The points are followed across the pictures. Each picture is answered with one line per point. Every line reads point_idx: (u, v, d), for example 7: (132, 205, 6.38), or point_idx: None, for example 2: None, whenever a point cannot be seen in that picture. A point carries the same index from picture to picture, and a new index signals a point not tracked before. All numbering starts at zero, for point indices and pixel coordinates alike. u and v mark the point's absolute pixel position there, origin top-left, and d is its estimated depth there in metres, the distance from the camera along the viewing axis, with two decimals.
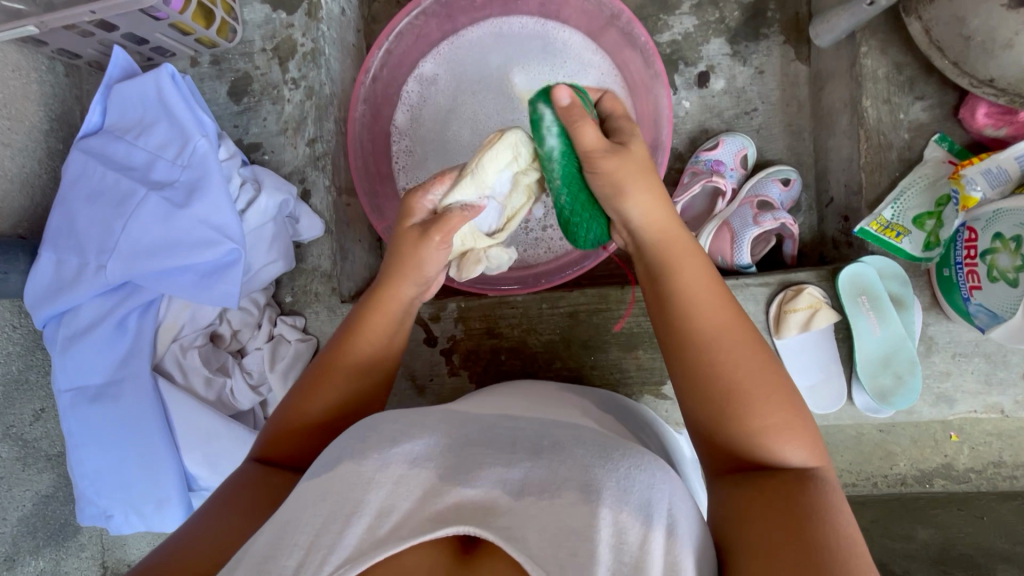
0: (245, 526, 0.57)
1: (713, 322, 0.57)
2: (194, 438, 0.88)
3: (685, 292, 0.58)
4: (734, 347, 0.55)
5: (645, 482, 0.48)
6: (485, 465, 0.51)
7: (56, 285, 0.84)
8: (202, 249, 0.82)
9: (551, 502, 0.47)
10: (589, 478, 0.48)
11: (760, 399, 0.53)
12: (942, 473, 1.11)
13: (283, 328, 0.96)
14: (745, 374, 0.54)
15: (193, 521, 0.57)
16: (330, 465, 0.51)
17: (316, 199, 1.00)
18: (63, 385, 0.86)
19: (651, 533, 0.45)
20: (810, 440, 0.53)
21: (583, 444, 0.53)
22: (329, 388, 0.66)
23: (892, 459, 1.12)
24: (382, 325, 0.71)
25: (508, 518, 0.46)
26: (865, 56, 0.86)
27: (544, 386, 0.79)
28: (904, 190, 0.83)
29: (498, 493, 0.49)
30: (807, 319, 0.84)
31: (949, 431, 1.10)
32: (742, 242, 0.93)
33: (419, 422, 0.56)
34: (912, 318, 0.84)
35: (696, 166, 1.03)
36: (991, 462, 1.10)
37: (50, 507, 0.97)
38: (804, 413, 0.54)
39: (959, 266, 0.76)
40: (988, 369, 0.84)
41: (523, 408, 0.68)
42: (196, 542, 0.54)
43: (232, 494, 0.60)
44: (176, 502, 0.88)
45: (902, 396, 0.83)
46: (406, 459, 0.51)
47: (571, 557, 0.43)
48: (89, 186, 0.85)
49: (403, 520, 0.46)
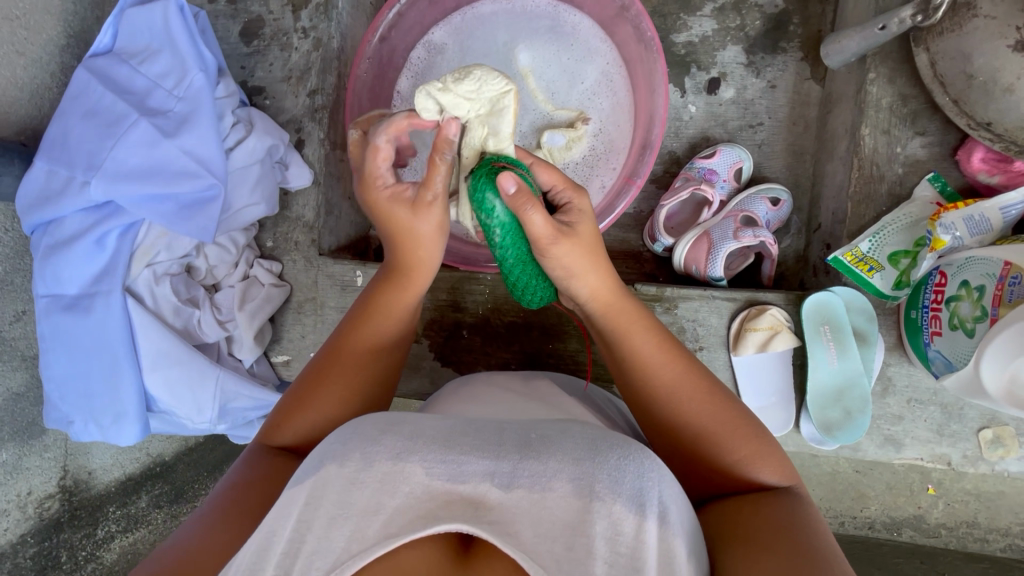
0: (239, 533, 0.56)
1: (673, 377, 0.61)
2: (158, 361, 0.92)
3: (637, 349, 0.63)
4: (693, 399, 0.60)
5: (635, 471, 0.50)
6: (471, 456, 0.52)
7: (45, 194, 0.87)
8: (184, 181, 0.85)
9: (542, 495, 0.49)
10: (581, 471, 0.50)
11: (730, 435, 0.58)
12: (912, 525, 1.08)
13: (259, 272, 1.00)
14: (714, 417, 0.59)
15: (187, 527, 0.57)
16: (314, 468, 0.51)
17: (308, 149, 1.02)
18: (41, 291, 0.90)
19: (645, 520, 0.47)
20: (780, 462, 0.58)
21: (570, 437, 0.54)
22: (331, 381, 0.67)
23: (863, 501, 1.10)
24: (399, 304, 0.71)
25: (498, 513, 0.47)
26: (871, 82, 0.83)
27: (505, 377, 0.78)
28: (886, 225, 0.81)
29: (488, 486, 0.50)
30: (765, 340, 0.84)
31: (926, 484, 1.07)
32: (718, 254, 0.92)
33: (400, 423, 0.55)
34: (872, 356, 0.82)
35: (689, 172, 1.01)
36: (964, 521, 1.07)
37: (19, 404, 1.02)
38: (770, 437, 0.60)
39: (925, 310, 0.75)
40: (941, 420, 0.82)
41: (505, 412, 0.68)
42: (198, 553, 0.53)
43: (241, 487, 0.61)
44: (133, 420, 0.93)
45: (847, 431, 0.82)
46: (391, 455, 0.51)
47: (568, 551, 0.45)
48: (87, 103, 0.86)
49: (392, 518, 0.47)
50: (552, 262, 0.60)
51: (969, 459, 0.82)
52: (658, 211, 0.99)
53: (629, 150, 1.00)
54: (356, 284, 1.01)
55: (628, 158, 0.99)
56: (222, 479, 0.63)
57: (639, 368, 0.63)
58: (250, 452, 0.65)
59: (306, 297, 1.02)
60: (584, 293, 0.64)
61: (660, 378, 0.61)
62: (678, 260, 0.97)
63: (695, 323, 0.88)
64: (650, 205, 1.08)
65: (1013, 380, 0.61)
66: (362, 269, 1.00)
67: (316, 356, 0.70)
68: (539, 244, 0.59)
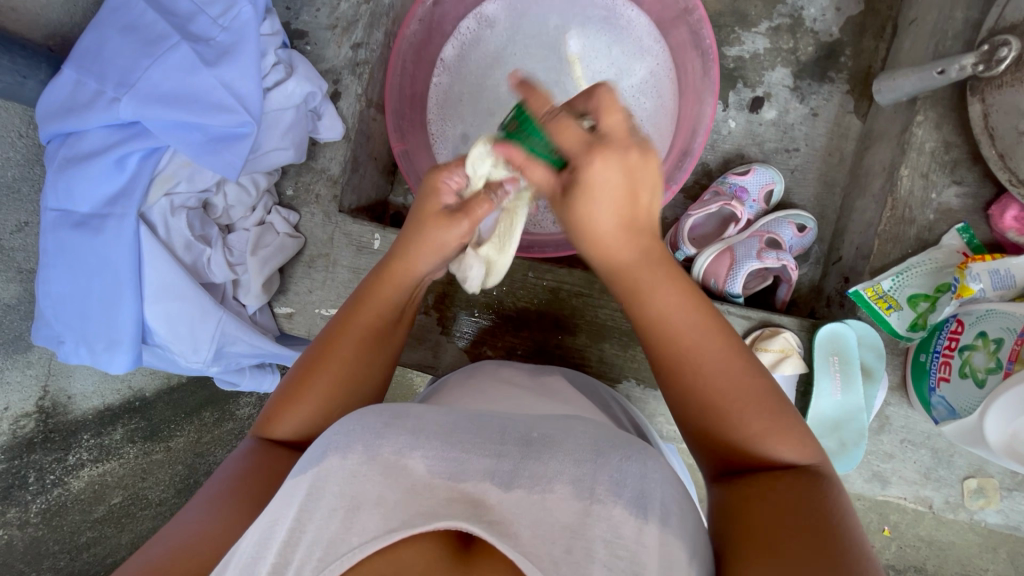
0: (241, 516, 0.56)
1: (687, 341, 0.60)
2: (162, 294, 0.90)
3: (654, 309, 0.62)
4: (710, 369, 0.58)
5: (637, 473, 0.50)
6: (472, 454, 0.52)
7: (69, 105, 0.83)
8: (217, 113, 0.82)
9: (543, 496, 0.49)
10: (581, 473, 0.50)
11: (749, 410, 0.56)
12: None
13: (275, 219, 0.98)
14: (729, 389, 0.57)
15: (188, 516, 0.56)
16: (315, 461, 0.50)
17: (343, 102, 1.00)
18: (51, 204, 0.87)
19: (646, 526, 0.46)
20: (800, 440, 0.55)
21: (573, 436, 0.54)
22: (330, 365, 0.66)
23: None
24: (387, 294, 0.71)
25: (497, 513, 0.47)
26: (918, 124, 0.84)
27: (512, 372, 0.77)
28: (911, 266, 0.82)
29: (488, 485, 0.50)
30: (774, 362, 0.84)
31: (882, 525, 1.06)
32: (739, 272, 0.92)
33: (406, 416, 0.55)
34: (875, 393, 0.83)
35: (720, 186, 1.01)
36: (914, 566, 1.10)
37: (9, 316, 0.99)
38: (791, 415, 0.57)
39: (936, 355, 0.76)
40: (930, 464, 0.84)
41: (508, 406, 0.66)
42: (202, 538, 0.53)
43: (237, 480, 0.59)
44: (126, 349, 0.91)
45: (839, 462, 0.84)
46: (394, 449, 0.51)
47: (565, 553, 0.45)
48: (126, 18, 0.83)
49: (398, 510, 0.46)
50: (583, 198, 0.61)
51: (950, 505, 0.84)
52: (685, 219, 0.99)
53: (666, 155, 0.99)
54: (372, 247, 1.00)
55: (665, 163, 0.98)
56: (219, 467, 0.62)
57: (660, 330, 0.61)
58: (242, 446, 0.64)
59: (320, 252, 1.00)
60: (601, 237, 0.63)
61: (680, 340, 0.60)
62: (697, 271, 0.96)
63: None
64: (675, 213, 1.08)
65: (1014, 436, 0.63)
66: (381, 233, 0.99)
67: (309, 345, 0.70)
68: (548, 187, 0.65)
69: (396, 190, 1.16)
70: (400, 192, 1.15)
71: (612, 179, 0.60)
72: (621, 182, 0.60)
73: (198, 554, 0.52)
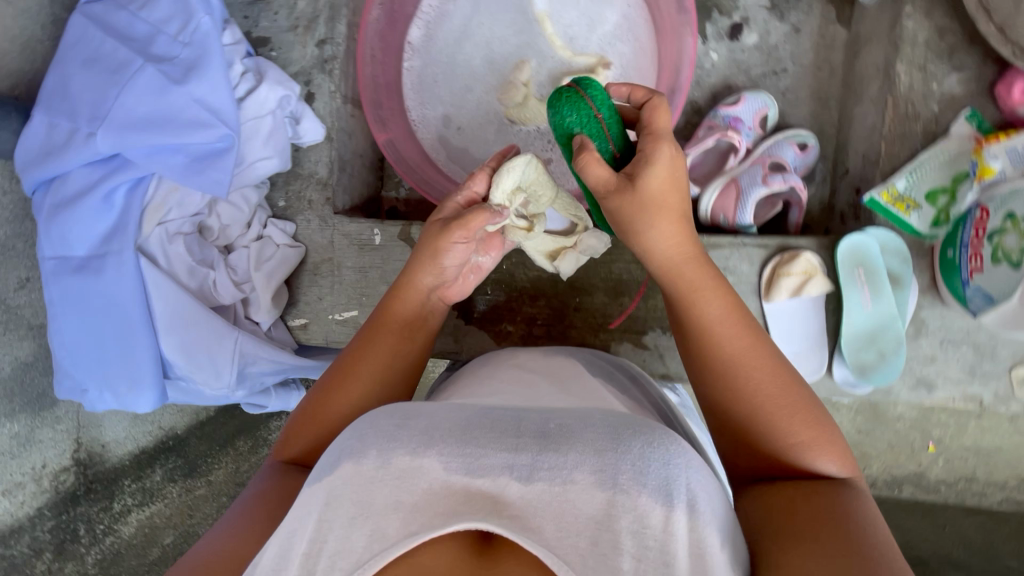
0: (257, 535, 0.55)
1: (738, 344, 0.59)
2: (174, 324, 0.89)
3: (706, 312, 0.61)
4: (760, 374, 0.57)
5: (660, 459, 0.47)
6: (489, 448, 0.49)
7: (47, 149, 0.81)
8: (195, 130, 0.80)
9: (564, 488, 0.46)
10: (603, 463, 0.47)
11: (792, 419, 0.56)
12: (912, 482, 1.13)
13: (272, 232, 0.97)
14: (776, 395, 0.56)
15: (213, 533, 0.56)
16: (328, 469, 0.49)
17: (319, 103, 0.98)
18: (47, 252, 0.85)
19: (673, 514, 0.45)
20: (839, 449, 0.55)
21: (592, 427, 0.50)
22: (352, 384, 0.65)
23: (866, 460, 1.13)
24: (398, 311, 0.71)
25: (517, 508, 0.46)
26: (907, 16, 0.81)
27: (530, 357, 0.75)
28: (923, 163, 0.80)
29: (507, 480, 0.47)
30: (798, 286, 0.83)
31: (927, 442, 1.10)
32: (747, 201, 0.90)
33: (417, 416, 0.52)
34: (905, 299, 0.82)
35: (713, 121, 0.99)
36: (965, 477, 1.10)
37: (29, 374, 0.98)
38: (830, 425, 0.57)
39: (964, 248, 0.74)
40: (974, 360, 0.82)
41: (521, 399, 0.63)
42: (216, 558, 0.52)
43: (255, 499, 0.59)
44: (149, 385, 0.90)
45: (882, 373, 0.81)
46: (409, 450, 0.48)
47: (592, 546, 0.44)
48: (87, 51, 0.81)
49: (416, 513, 0.45)
50: (642, 196, 0.60)
51: (1000, 398, 0.82)
52: None
53: None
54: (374, 243, 0.98)
55: None
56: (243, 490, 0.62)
57: (707, 332, 0.60)
58: (263, 471, 0.64)
59: (323, 257, 0.99)
60: (653, 244, 0.62)
61: (728, 346, 0.59)
62: (705, 210, 0.94)
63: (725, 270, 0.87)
64: None
65: None
66: (380, 227, 0.98)
67: (331, 363, 0.69)
68: (602, 188, 0.61)
69: (387, 186, 1.14)
70: (392, 186, 1.13)
71: (661, 177, 0.60)
72: (669, 183, 0.60)
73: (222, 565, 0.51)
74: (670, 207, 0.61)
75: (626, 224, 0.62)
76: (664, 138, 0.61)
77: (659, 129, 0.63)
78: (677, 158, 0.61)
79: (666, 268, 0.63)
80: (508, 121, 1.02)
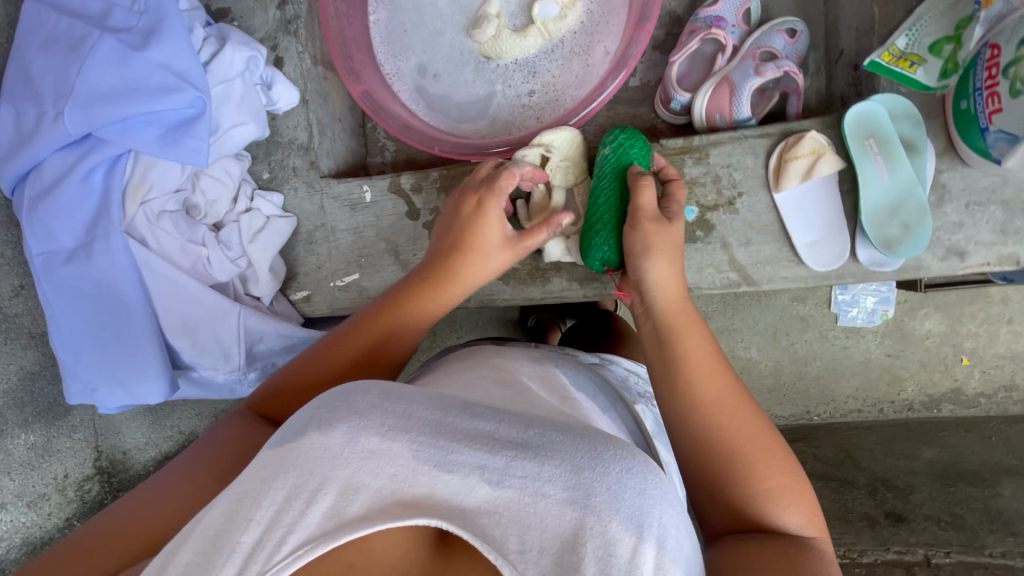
0: (200, 493, 0.55)
1: (710, 390, 0.57)
2: (174, 307, 0.88)
3: (683, 353, 0.60)
4: (733, 420, 0.56)
5: (636, 488, 0.43)
6: (462, 449, 0.45)
7: (18, 140, 0.79)
8: (163, 96, 0.78)
9: (534, 500, 0.42)
10: (578, 478, 0.43)
11: (762, 467, 0.53)
12: (952, 398, 1.25)
13: (261, 204, 0.93)
14: (750, 443, 0.55)
15: (161, 474, 0.58)
16: (294, 435, 0.45)
17: (288, 66, 0.96)
18: (35, 249, 0.83)
19: (642, 545, 0.41)
20: (809, 506, 0.53)
21: (570, 440, 0.46)
22: (354, 348, 0.67)
23: (902, 383, 1.26)
24: (434, 279, 0.71)
25: (481, 515, 0.42)
26: None
27: (514, 358, 0.72)
28: (921, 16, 0.77)
29: (476, 482, 0.43)
30: (809, 167, 0.80)
31: (960, 356, 1.23)
32: (743, 93, 0.87)
33: (396, 397, 0.48)
34: (924, 164, 0.78)
35: (694, 24, 0.94)
36: (1003, 385, 1.23)
37: (37, 383, 0.96)
38: (802, 478, 0.54)
39: (979, 94, 0.70)
40: (1004, 218, 0.77)
41: (502, 400, 0.61)
42: (161, 507, 0.54)
43: (214, 446, 0.60)
44: (156, 374, 0.87)
45: (909, 244, 0.77)
46: (379, 431, 0.44)
47: (555, 566, 0.40)
48: (43, 33, 0.79)
49: (371, 502, 0.42)
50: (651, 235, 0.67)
51: None
52: (668, 68, 0.93)
53: (629, 6, 0.92)
54: (365, 201, 0.95)
55: (630, 13, 0.92)
56: (206, 432, 0.63)
57: (681, 370, 0.59)
58: (231, 415, 0.65)
59: (316, 224, 0.97)
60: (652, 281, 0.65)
61: (700, 388, 0.58)
62: (699, 114, 0.90)
63: (730, 167, 0.84)
64: (657, 73, 1.02)
65: None
66: (369, 183, 0.95)
67: (336, 324, 0.70)
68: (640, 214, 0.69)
69: (372, 151, 1.10)
70: (376, 151, 1.10)
71: (669, 235, 0.68)
72: (670, 245, 0.68)
73: (156, 527, 0.53)
74: (669, 264, 0.66)
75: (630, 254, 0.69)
76: (671, 211, 0.71)
77: (669, 204, 0.73)
78: (676, 229, 0.70)
79: (649, 308, 0.64)
80: (483, 59, 0.98)
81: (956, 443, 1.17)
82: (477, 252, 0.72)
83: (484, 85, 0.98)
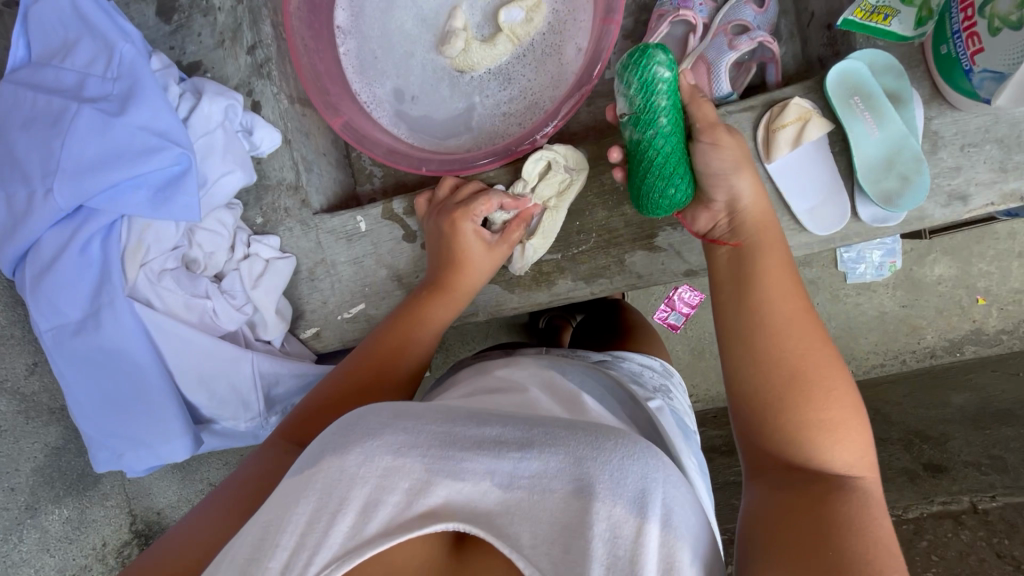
0: (229, 527, 0.55)
1: (786, 309, 0.57)
2: (187, 364, 0.88)
3: (756, 275, 0.61)
4: (785, 314, 0.57)
5: (639, 472, 0.45)
6: (471, 454, 0.47)
7: (13, 221, 0.80)
8: (147, 157, 0.78)
9: (543, 496, 0.44)
10: (580, 471, 0.45)
11: (815, 382, 0.53)
12: (973, 339, 1.23)
13: (259, 248, 0.94)
14: (804, 339, 0.55)
15: (190, 516, 0.58)
16: (312, 460, 0.47)
17: (266, 108, 0.96)
18: (43, 326, 0.83)
19: (646, 524, 0.42)
20: (856, 440, 0.52)
21: (573, 431, 0.48)
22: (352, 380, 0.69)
23: (921, 332, 1.25)
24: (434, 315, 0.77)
25: (496, 515, 0.44)
26: None
27: (520, 361, 0.72)
28: None
29: (488, 486, 0.45)
30: (797, 133, 0.79)
31: (974, 296, 1.22)
32: (720, 71, 0.86)
33: (407, 414, 0.50)
34: (912, 115, 0.77)
35: (661, 8, 0.94)
36: (1020, 321, 1.21)
37: (63, 458, 0.97)
38: (861, 423, 0.53)
39: (958, 37, 0.70)
40: (1001, 156, 0.76)
41: (502, 404, 0.61)
42: (190, 545, 0.54)
43: (239, 480, 0.60)
44: (180, 433, 0.88)
45: (909, 197, 0.77)
46: (391, 449, 0.46)
47: (564, 554, 0.41)
48: (23, 114, 0.80)
49: (390, 517, 0.43)
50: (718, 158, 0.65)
51: None
52: None
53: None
54: (360, 231, 0.95)
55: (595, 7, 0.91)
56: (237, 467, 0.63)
57: (753, 292, 0.59)
58: (262, 445, 0.65)
59: (315, 261, 0.97)
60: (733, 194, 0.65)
61: (773, 310, 0.58)
62: None
63: None
64: None
65: None
66: (362, 213, 0.95)
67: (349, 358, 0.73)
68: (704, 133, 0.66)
69: (360, 180, 1.10)
70: (364, 180, 1.10)
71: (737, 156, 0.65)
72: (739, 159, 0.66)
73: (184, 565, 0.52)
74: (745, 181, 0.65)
75: (713, 167, 0.65)
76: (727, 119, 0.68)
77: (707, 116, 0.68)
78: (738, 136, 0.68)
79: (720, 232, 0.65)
80: (457, 73, 0.98)
81: (986, 386, 1.13)
82: (466, 267, 0.80)
83: (462, 98, 0.98)
